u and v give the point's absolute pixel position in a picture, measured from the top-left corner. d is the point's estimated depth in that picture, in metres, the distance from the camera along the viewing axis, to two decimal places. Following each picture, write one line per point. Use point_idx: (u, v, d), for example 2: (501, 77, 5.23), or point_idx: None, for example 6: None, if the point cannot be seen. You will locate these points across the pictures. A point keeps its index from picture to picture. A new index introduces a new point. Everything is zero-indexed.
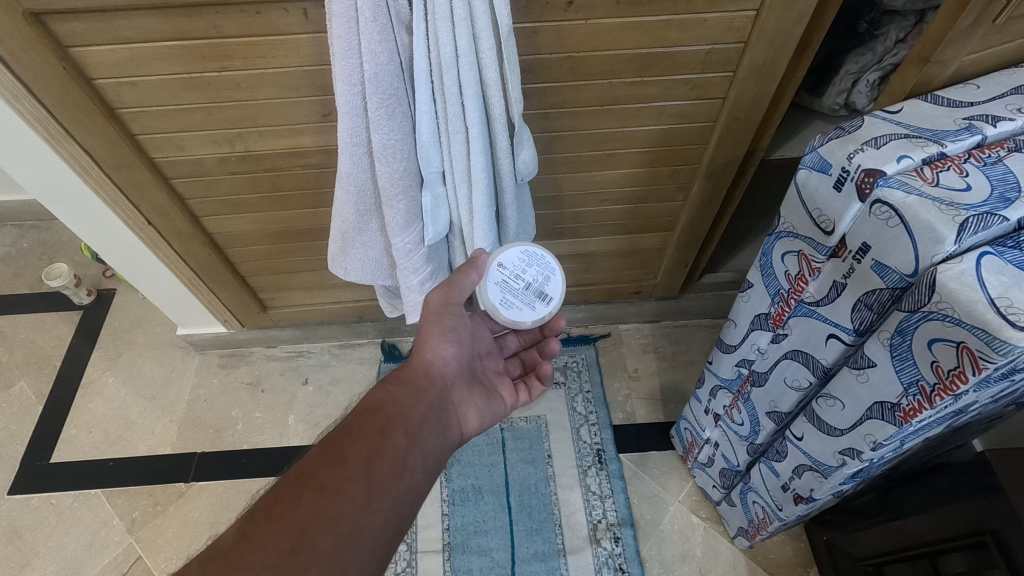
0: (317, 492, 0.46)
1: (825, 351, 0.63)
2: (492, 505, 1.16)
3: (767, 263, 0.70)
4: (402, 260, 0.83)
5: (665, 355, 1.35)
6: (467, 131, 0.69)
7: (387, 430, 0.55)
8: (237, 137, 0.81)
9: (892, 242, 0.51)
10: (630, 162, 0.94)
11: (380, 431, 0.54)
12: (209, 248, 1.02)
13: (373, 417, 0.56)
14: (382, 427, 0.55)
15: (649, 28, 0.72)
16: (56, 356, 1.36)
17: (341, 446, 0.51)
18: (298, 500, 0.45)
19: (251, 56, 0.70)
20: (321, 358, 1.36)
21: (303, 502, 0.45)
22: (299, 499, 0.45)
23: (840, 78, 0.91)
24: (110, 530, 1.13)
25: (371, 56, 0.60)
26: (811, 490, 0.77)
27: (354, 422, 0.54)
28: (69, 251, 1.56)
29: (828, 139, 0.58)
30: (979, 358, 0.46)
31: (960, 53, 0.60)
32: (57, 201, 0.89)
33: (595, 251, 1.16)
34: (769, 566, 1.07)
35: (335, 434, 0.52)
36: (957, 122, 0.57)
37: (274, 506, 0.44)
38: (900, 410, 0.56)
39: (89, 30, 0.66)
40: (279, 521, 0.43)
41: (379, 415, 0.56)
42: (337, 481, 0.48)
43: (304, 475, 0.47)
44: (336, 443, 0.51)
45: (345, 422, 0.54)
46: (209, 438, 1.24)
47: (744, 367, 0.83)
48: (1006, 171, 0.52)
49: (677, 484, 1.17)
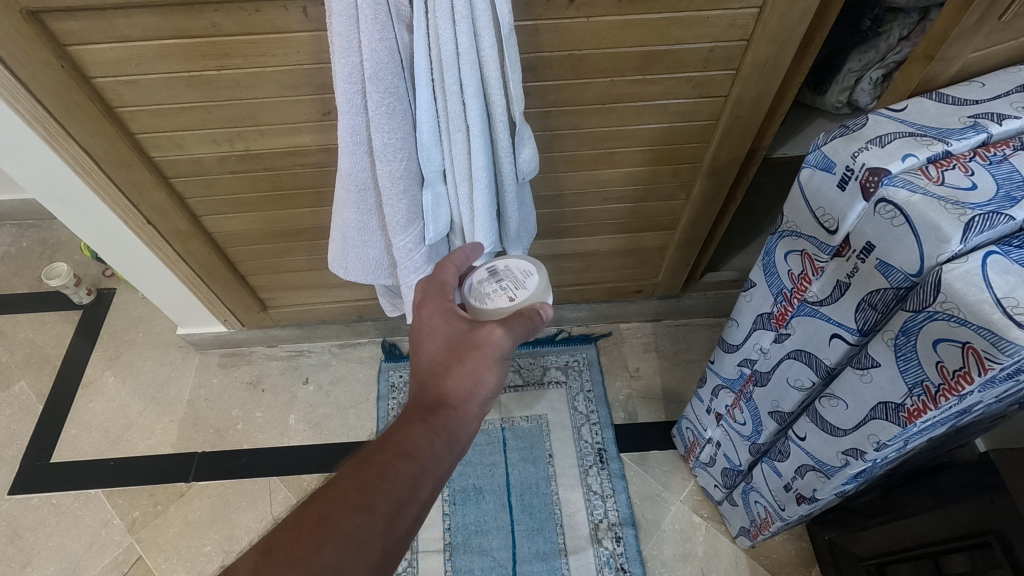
0: (339, 543, 0.42)
1: (828, 351, 0.63)
2: (492, 504, 1.15)
3: (770, 262, 0.69)
4: (403, 260, 0.82)
5: (666, 354, 1.35)
6: (468, 129, 0.68)
7: (421, 481, 0.48)
8: (237, 136, 0.81)
9: (897, 241, 0.50)
10: (631, 161, 0.93)
11: (413, 481, 0.48)
12: (209, 248, 1.02)
13: (406, 463, 0.48)
14: (415, 476, 0.48)
15: (652, 25, 0.71)
16: (56, 356, 1.36)
17: (370, 492, 0.45)
18: (316, 548, 0.41)
19: (250, 54, 0.70)
20: (322, 357, 1.35)
21: (320, 553, 0.41)
22: (318, 546, 0.41)
23: (842, 76, 0.90)
24: (110, 530, 1.13)
25: (371, 53, 0.60)
26: (814, 490, 0.77)
27: (387, 461, 0.48)
28: (68, 250, 1.55)
29: (832, 137, 0.57)
30: (985, 359, 0.46)
31: (965, 51, 0.59)
32: (55, 201, 0.88)
33: (596, 250, 1.16)
34: (771, 566, 1.07)
35: (367, 469, 0.47)
36: (962, 120, 0.57)
37: (292, 549, 0.41)
38: (904, 411, 0.56)
39: (87, 28, 0.65)
40: (296, 570, 0.40)
41: (414, 463, 0.49)
42: (358, 534, 0.43)
43: (328, 518, 0.43)
44: (364, 484, 0.46)
45: (376, 457, 0.48)
46: (209, 438, 1.24)
47: (746, 366, 0.82)
48: (1012, 169, 0.51)
49: (679, 484, 1.17)
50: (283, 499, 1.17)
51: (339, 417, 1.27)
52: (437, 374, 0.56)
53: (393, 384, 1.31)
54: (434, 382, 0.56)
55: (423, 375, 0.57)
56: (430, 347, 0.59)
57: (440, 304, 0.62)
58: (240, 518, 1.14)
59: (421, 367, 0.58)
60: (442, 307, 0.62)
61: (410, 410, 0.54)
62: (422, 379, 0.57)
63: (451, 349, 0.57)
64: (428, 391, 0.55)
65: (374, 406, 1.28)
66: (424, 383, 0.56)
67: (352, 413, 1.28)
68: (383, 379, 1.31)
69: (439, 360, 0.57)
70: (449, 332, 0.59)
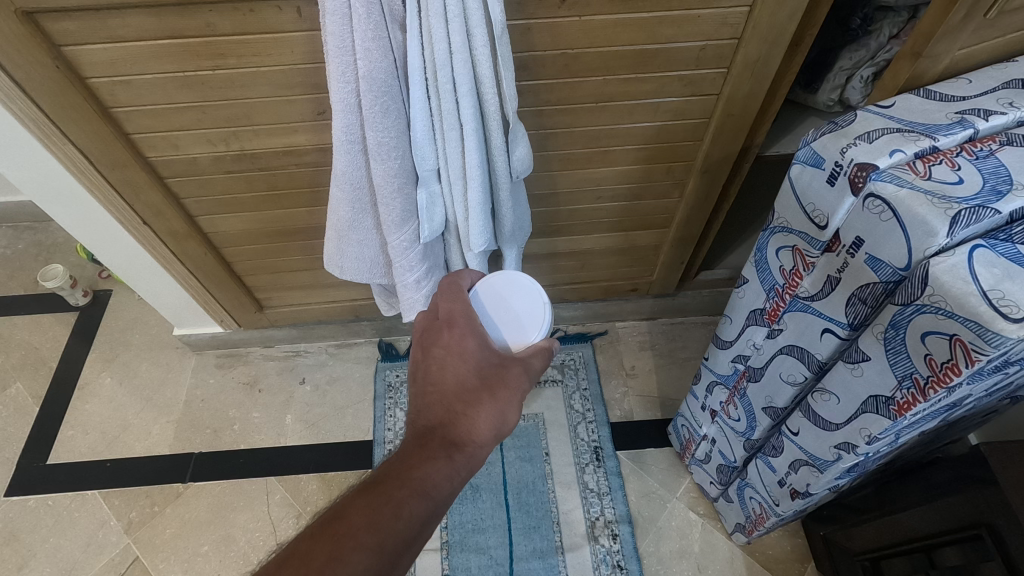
0: None
1: (821, 346, 0.63)
2: (490, 502, 1.16)
3: (762, 258, 0.70)
4: (399, 258, 0.83)
5: (661, 353, 1.35)
6: (462, 127, 0.69)
7: (430, 523, 0.48)
8: (233, 135, 0.81)
9: (885, 236, 0.51)
10: (625, 159, 0.94)
11: (425, 523, 0.48)
12: (205, 247, 1.02)
13: (421, 502, 0.48)
14: (427, 518, 0.48)
15: (643, 24, 0.72)
16: (52, 357, 1.36)
17: (380, 530, 0.45)
18: None
19: (244, 54, 0.70)
20: (318, 357, 1.35)
21: None
22: None
23: (833, 75, 0.91)
24: (107, 531, 1.13)
25: (364, 53, 0.60)
26: (807, 485, 0.77)
27: (402, 498, 0.48)
28: (64, 252, 1.55)
29: (822, 133, 0.58)
30: (972, 351, 0.46)
31: (952, 47, 0.60)
32: (51, 203, 0.88)
33: (591, 249, 1.16)
34: (766, 562, 1.08)
35: (380, 505, 0.47)
36: (949, 116, 0.57)
37: None
38: (894, 404, 0.56)
39: (82, 28, 0.65)
40: None
41: (429, 503, 0.48)
42: None
43: (337, 557, 0.42)
44: (374, 521, 0.45)
45: (392, 492, 0.48)
46: (206, 438, 1.24)
47: (739, 362, 0.83)
48: (997, 164, 0.52)
49: (675, 481, 1.17)
50: (281, 499, 1.17)
51: (335, 417, 1.27)
52: (462, 406, 0.55)
53: (389, 383, 1.31)
54: (459, 412, 0.55)
55: (447, 401, 0.56)
56: (459, 372, 0.58)
57: (472, 325, 0.61)
58: (237, 518, 1.14)
59: (445, 390, 0.56)
60: (475, 330, 0.61)
61: (431, 441, 0.53)
62: (447, 406, 0.55)
63: (480, 380, 0.57)
64: (450, 421, 0.55)
65: (370, 406, 1.29)
66: (447, 410, 0.55)
67: (349, 413, 1.28)
68: (380, 379, 1.32)
69: (466, 388, 0.57)
70: (480, 361, 0.59)
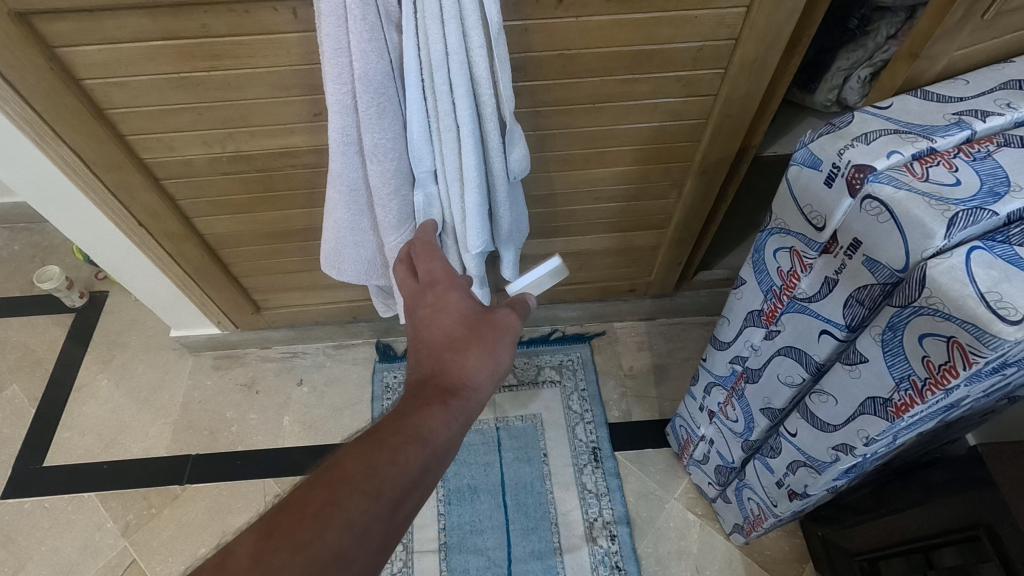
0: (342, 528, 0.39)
1: (818, 347, 0.63)
2: (488, 504, 1.16)
3: (760, 259, 0.70)
4: (396, 259, 0.82)
5: (659, 353, 1.35)
6: (458, 129, 0.69)
7: (430, 466, 0.46)
8: (229, 137, 0.81)
9: (883, 238, 0.51)
10: (623, 160, 0.94)
11: (424, 467, 0.45)
12: (201, 249, 1.02)
13: (419, 445, 0.46)
14: (426, 461, 0.46)
15: (640, 25, 0.72)
16: (48, 359, 1.35)
17: (379, 471, 0.43)
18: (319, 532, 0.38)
19: (239, 56, 0.70)
20: (316, 359, 1.35)
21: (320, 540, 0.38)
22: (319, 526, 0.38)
23: (831, 75, 0.91)
24: (104, 534, 1.13)
25: (360, 54, 0.60)
26: (805, 486, 0.77)
27: (399, 444, 0.46)
28: (60, 253, 1.55)
29: (819, 134, 0.58)
30: (969, 353, 0.46)
31: (950, 48, 0.60)
32: (46, 205, 0.88)
33: (589, 249, 1.16)
34: (764, 562, 1.08)
35: (378, 449, 0.45)
36: (947, 117, 0.57)
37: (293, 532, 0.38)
38: (892, 405, 0.56)
39: (76, 30, 0.65)
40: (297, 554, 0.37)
41: (427, 447, 0.47)
42: (361, 519, 0.40)
43: (334, 501, 0.40)
44: (372, 463, 0.43)
45: (387, 437, 0.46)
46: (203, 440, 1.24)
47: (737, 363, 0.82)
48: (995, 165, 0.52)
49: (673, 481, 1.17)
50: (278, 501, 1.16)
51: (333, 418, 1.27)
52: (453, 350, 0.56)
53: (387, 384, 1.31)
54: (450, 360, 0.56)
55: (437, 351, 0.57)
56: (445, 324, 0.59)
57: (454, 281, 0.64)
58: (234, 520, 1.14)
59: (435, 343, 0.57)
60: (457, 288, 0.63)
61: (425, 390, 0.52)
62: (437, 357, 0.56)
63: (467, 326, 0.58)
64: (442, 368, 0.55)
65: (368, 407, 1.28)
66: (437, 361, 0.56)
67: (347, 414, 1.28)
68: (378, 380, 1.31)
69: (455, 337, 0.58)
70: (466, 310, 0.60)
